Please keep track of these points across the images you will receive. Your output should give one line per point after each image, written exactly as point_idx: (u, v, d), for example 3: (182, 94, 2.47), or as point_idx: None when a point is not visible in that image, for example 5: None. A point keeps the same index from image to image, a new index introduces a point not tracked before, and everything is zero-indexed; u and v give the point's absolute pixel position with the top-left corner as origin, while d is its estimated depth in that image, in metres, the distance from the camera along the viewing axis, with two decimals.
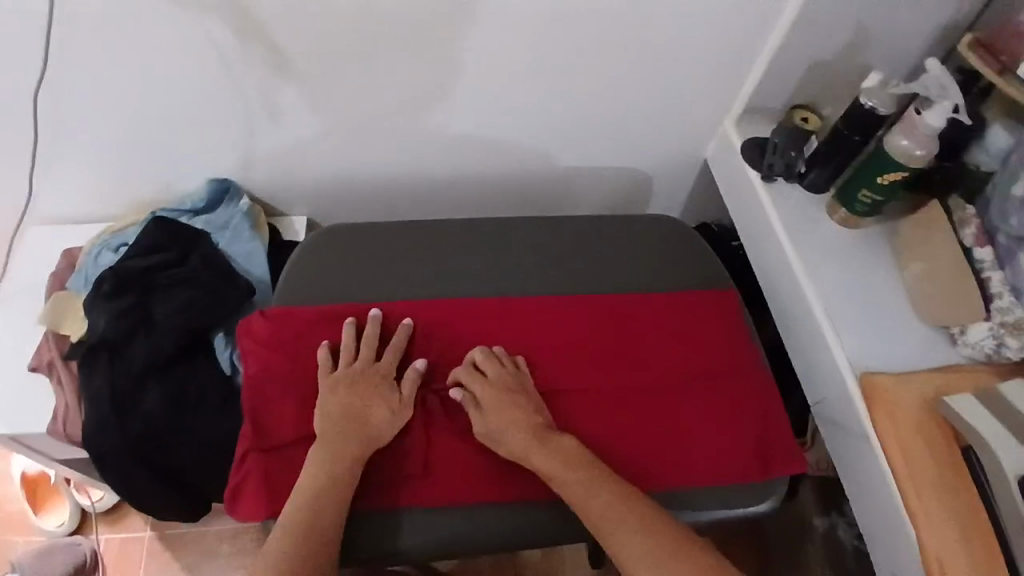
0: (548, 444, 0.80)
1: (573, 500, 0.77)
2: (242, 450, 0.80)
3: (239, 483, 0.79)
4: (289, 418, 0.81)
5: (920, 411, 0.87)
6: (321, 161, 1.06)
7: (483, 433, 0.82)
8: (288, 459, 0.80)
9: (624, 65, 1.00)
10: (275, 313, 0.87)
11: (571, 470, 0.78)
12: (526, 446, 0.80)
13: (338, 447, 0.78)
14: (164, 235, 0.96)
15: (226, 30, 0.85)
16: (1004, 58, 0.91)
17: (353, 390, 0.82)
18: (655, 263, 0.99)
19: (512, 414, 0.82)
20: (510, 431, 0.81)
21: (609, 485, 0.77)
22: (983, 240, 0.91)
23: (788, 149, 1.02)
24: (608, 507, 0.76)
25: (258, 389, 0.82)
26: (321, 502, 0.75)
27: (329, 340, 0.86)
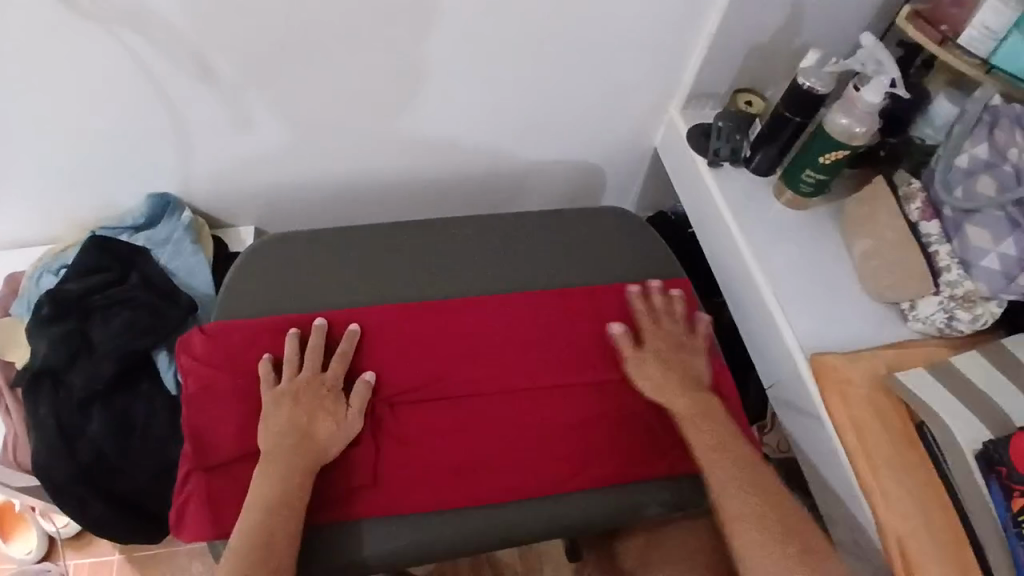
0: (692, 392, 0.86)
1: (698, 449, 0.83)
2: (186, 470, 0.80)
3: (184, 502, 0.79)
4: (234, 434, 0.81)
5: (872, 389, 0.86)
6: (264, 172, 1.05)
7: (633, 370, 0.88)
8: (232, 477, 0.80)
9: (563, 59, 0.99)
10: (214, 330, 0.87)
11: (706, 421, 0.84)
12: (668, 388, 0.86)
13: (288, 461, 0.77)
14: (103, 255, 0.94)
15: (149, 45, 0.83)
16: (944, 28, 0.90)
17: (298, 402, 0.81)
18: (600, 258, 0.99)
19: (668, 357, 0.89)
20: (655, 370, 0.87)
21: (734, 446, 0.82)
22: (930, 214, 0.90)
23: (733, 133, 1.03)
24: (728, 460, 0.81)
25: (199, 408, 0.82)
26: (276, 514, 0.73)
27: (272, 353, 0.86)
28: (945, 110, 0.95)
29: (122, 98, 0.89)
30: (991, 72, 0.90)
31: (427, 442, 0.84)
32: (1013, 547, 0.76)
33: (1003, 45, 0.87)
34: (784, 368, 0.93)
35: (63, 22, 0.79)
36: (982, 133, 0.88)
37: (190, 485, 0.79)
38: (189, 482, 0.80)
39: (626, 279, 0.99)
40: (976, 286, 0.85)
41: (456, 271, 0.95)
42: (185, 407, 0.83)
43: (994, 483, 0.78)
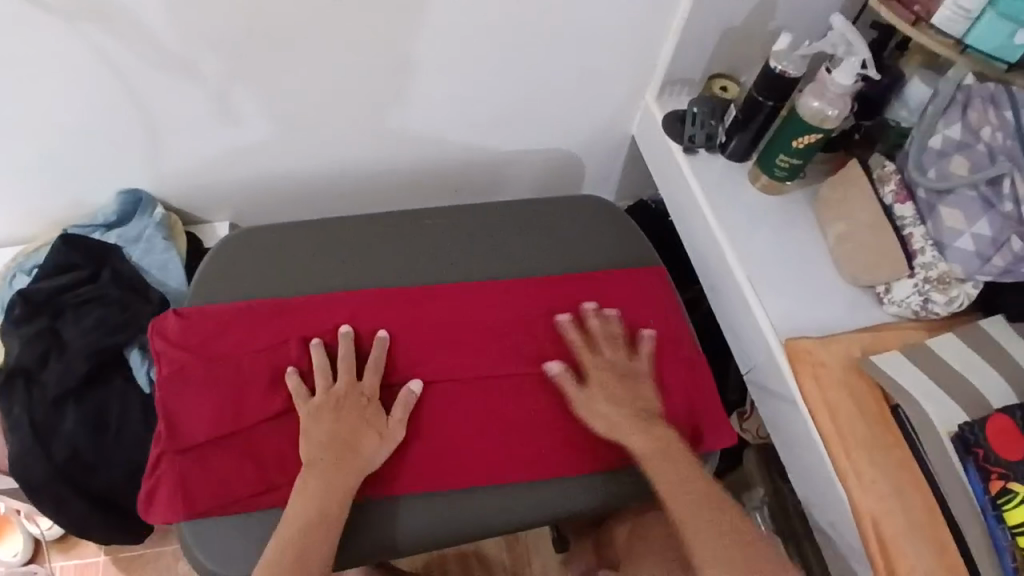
0: (647, 428, 0.83)
1: (663, 491, 0.80)
2: (158, 452, 0.81)
3: (154, 484, 0.80)
4: (208, 419, 0.82)
5: (847, 371, 0.86)
6: (237, 168, 1.04)
7: (585, 409, 0.85)
8: (203, 460, 0.80)
9: (536, 47, 0.98)
10: (190, 314, 0.88)
11: (668, 457, 0.81)
12: (626, 427, 0.83)
13: (333, 476, 0.77)
14: (74, 252, 0.94)
15: (114, 39, 0.82)
16: (916, 8, 0.88)
17: (339, 414, 0.81)
18: (581, 244, 1.00)
19: (618, 391, 0.85)
20: (603, 411, 0.84)
21: (698, 482, 0.80)
22: (904, 196, 0.90)
23: (708, 119, 1.03)
24: (694, 498, 0.79)
25: (172, 391, 0.83)
26: (314, 532, 0.73)
27: (248, 334, 0.87)
28: (920, 92, 0.95)
29: (89, 95, 0.89)
30: (965, 52, 0.88)
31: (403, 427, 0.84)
32: (991, 528, 0.76)
33: (977, 26, 0.85)
34: (758, 351, 0.93)
35: (25, 17, 0.78)
36: (956, 113, 0.88)
37: (162, 467, 0.80)
38: (162, 464, 0.80)
39: (607, 264, 0.99)
40: (951, 267, 0.85)
41: (429, 261, 0.95)
42: (159, 390, 0.84)
43: (970, 466, 0.78)
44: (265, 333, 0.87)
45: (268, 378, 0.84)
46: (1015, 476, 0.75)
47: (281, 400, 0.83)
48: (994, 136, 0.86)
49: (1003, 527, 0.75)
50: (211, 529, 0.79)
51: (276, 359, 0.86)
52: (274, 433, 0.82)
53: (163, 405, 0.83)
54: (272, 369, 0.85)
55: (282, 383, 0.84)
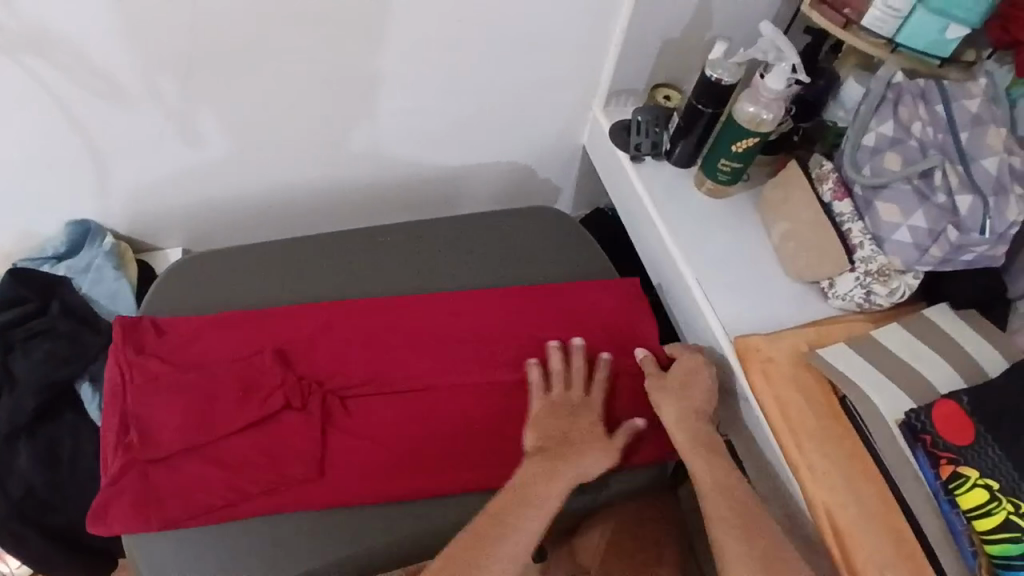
0: (700, 425, 0.87)
1: (698, 480, 0.83)
2: (125, 460, 0.78)
3: (115, 494, 0.77)
4: (179, 428, 0.79)
5: (795, 365, 0.88)
6: (189, 193, 1.05)
7: (656, 393, 0.89)
8: (173, 470, 0.78)
9: (477, 61, 1.00)
10: (166, 325, 0.87)
11: (708, 453, 0.84)
12: (681, 418, 0.86)
13: (549, 473, 0.78)
14: (20, 284, 0.94)
15: (50, 67, 0.83)
16: (847, 11, 0.92)
17: (567, 416, 0.84)
18: (546, 255, 1.02)
19: (686, 385, 0.88)
20: (665, 401, 0.87)
21: (732, 482, 0.82)
22: (842, 193, 0.92)
23: (652, 127, 1.06)
24: (725, 495, 0.81)
25: (144, 400, 0.81)
26: (516, 510, 0.75)
27: (222, 347, 0.86)
28: (853, 92, 0.98)
29: (35, 127, 0.89)
30: (896, 50, 0.93)
31: (374, 437, 0.82)
32: (945, 513, 0.78)
33: (907, 24, 0.89)
34: (711, 352, 0.94)
35: None
36: (886, 110, 0.91)
37: (129, 477, 0.77)
38: (128, 473, 0.77)
39: (569, 272, 1.01)
40: (890, 260, 0.88)
41: (384, 277, 0.95)
42: (129, 399, 0.81)
43: (921, 452, 0.80)
44: (236, 345, 0.86)
45: (239, 387, 0.82)
46: (964, 460, 0.76)
47: (253, 409, 0.81)
48: (925, 131, 0.89)
49: (957, 511, 0.77)
50: (169, 560, 0.76)
51: (244, 369, 0.84)
52: (246, 442, 0.80)
53: (134, 414, 0.80)
54: (245, 378, 0.83)
55: (254, 393, 0.82)
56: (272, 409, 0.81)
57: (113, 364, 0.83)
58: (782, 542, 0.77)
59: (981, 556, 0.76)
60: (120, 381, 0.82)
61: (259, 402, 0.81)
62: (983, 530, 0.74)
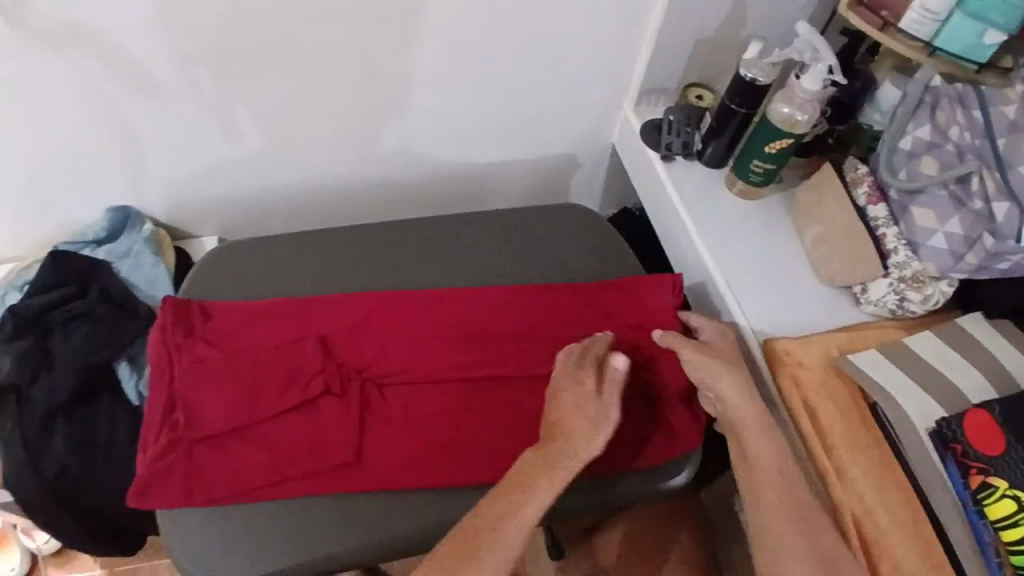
0: (756, 400, 0.84)
1: (755, 459, 0.82)
2: (172, 439, 0.78)
3: (160, 472, 0.77)
4: (225, 410, 0.79)
5: (825, 370, 0.87)
6: (223, 184, 1.06)
7: (700, 367, 0.86)
8: (219, 450, 0.79)
9: (510, 59, 1.00)
10: (211, 308, 0.87)
11: (766, 431, 0.82)
12: (737, 394, 0.84)
13: (549, 456, 0.77)
14: (59, 270, 0.95)
15: (91, 57, 0.84)
16: (884, 13, 0.91)
17: (556, 396, 0.81)
18: (580, 255, 1.02)
19: (730, 363, 0.86)
20: (726, 377, 0.85)
21: (790, 465, 0.81)
22: (877, 198, 0.91)
23: (684, 127, 1.05)
24: (785, 477, 0.80)
25: (190, 380, 0.81)
26: (517, 495, 0.74)
27: (265, 333, 0.86)
28: (890, 95, 0.97)
29: (75, 116, 0.91)
30: (934, 53, 0.90)
31: (413, 427, 0.82)
32: (973, 523, 0.77)
33: (944, 28, 0.87)
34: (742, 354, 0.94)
35: (9, 41, 0.80)
36: (924, 115, 0.91)
37: (174, 454, 0.78)
38: (174, 451, 0.78)
39: (601, 272, 1.01)
40: (925, 266, 0.87)
41: (414, 270, 0.96)
42: (176, 379, 0.82)
43: (951, 462, 0.78)
44: (280, 331, 0.86)
45: (284, 372, 0.83)
46: (995, 471, 0.75)
47: (295, 394, 0.81)
48: (963, 136, 0.87)
49: (986, 522, 0.75)
50: (199, 541, 0.76)
51: (289, 355, 0.84)
52: (289, 426, 0.80)
53: (181, 394, 0.81)
54: (288, 364, 0.83)
55: (297, 378, 0.82)
56: (313, 395, 0.82)
57: (160, 345, 0.83)
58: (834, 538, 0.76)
59: (1007, 568, 0.74)
60: (166, 361, 0.82)
61: (300, 388, 0.82)
62: (1012, 541, 0.72)
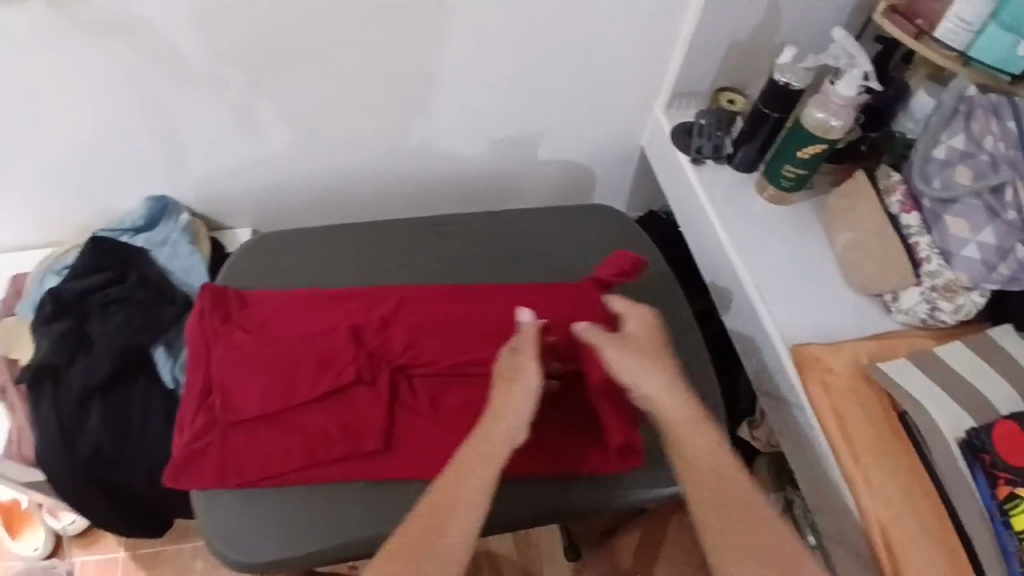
0: (679, 397, 0.75)
1: (687, 465, 0.72)
2: (209, 420, 0.81)
3: (197, 452, 0.79)
4: (259, 394, 0.81)
5: (854, 376, 0.87)
6: (259, 176, 1.08)
7: (617, 363, 0.77)
8: (253, 433, 0.80)
9: (544, 59, 1.01)
10: (247, 295, 0.89)
11: (697, 430, 0.73)
12: (662, 392, 0.76)
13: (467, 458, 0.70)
14: (100, 255, 0.98)
15: (137, 48, 0.86)
16: (919, 22, 0.91)
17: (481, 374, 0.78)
18: (610, 254, 1.02)
19: (649, 357, 0.78)
20: (647, 374, 0.76)
21: (726, 465, 0.72)
22: (910, 206, 0.91)
23: (715, 130, 1.06)
24: (720, 482, 0.70)
25: (226, 364, 0.83)
26: (445, 506, 0.67)
27: (298, 321, 0.88)
28: (924, 104, 0.96)
29: (118, 104, 0.93)
30: (968, 64, 0.90)
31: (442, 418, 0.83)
32: (998, 533, 0.75)
33: (979, 38, 0.87)
34: (770, 359, 0.94)
35: (58, 30, 0.82)
36: (959, 124, 0.90)
37: (211, 436, 0.80)
38: (211, 432, 0.80)
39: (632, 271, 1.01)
40: (957, 276, 0.86)
41: (445, 266, 0.97)
42: (212, 363, 0.83)
43: (979, 474, 0.77)
44: (314, 319, 0.88)
45: (316, 359, 0.84)
46: (1021, 481, 0.75)
47: (327, 381, 0.83)
48: (997, 145, 0.86)
49: (1011, 533, 0.74)
50: (233, 520, 0.78)
51: (321, 343, 0.85)
52: (321, 412, 0.82)
53: (217, 377, 0.82)
54: (320, 352, 0.85)
55: (329, 365, 0.84)
56: (346, 383, 0.83)
57: (198, 329, 0.85)
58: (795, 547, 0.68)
59: None
60: (203, 345, 0.85)
61: (332, 375, 0.83)
62: None
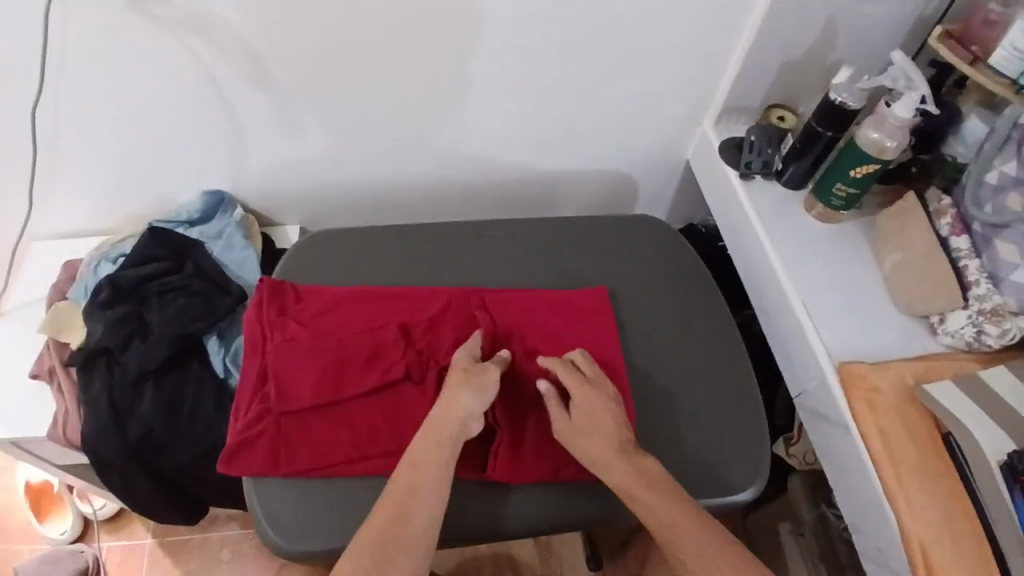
0: (629, 460, 0.77)
1: (648, 524, 0.74)
2: (264, 408, 0.82)
3: (248, 440, 0.80)
4: (311, 385, 0.82)
5: (900, 398, 0.87)
6: (311, 171, 1.10)
7: (564, 433, 0.81)
8: (306, 424, 0.82)
9: (598, 69, 1.02)
10: (305, 290, 0.91)
11: (649, 489, 0.75)
12: (607, 458, 0.78)
13: (411, 478, 0.73)
14: (159, 245, 1.01)
15: (205, 44, 0.88)
16: (974, 48, 0.92)
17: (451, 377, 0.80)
18: (657, 266, 1.02)
19: (595, 422, 0.80)
20: (592, 443, 0.79)
21: (685, 516, 0.73)
22: (960, 229, 0.92)
23: (765, 147, 1.06)
24: (681, 534, 0.72)
25: (281, 356, 0.84)
26: (391, 527, 0.70)
27: (350, 318, 0.89)
28: (976, 129, 0.96)
29: (181, 98, 0.94)
30: (1021, 92, 0.89)
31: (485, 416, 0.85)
32: None
33: None
34: (812, 376, 0.94)
35: (130, 23, 0.84)
36: (1011, 150, 0.88)
37: (263, 424, 0.81)
38: (263, 421, 0.82)
39: (679, 283, 1.01)
40: (1006, 301, 0.86)
41: (495, 269, 0.98)
42: (267, 353, 0.85)
43: (1019, 496, 0.76)
44: (365, 317, 0.89)
45: (366, 355, 0.85)
46: None
47: (377, 376, 0.84)
48: None
49: None
50: (282, 506, 0.79)
51: (372, 339, 0.86)
52: (370, 407, 0.83)
53: (272, 367, 0.84)
54: (370, 348, 0.85)
55: (378, 361, 0.85)
56: (395, 380, 0.84)
57: (255, 319, 0.87)
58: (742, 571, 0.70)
59: None
60: (259, 336, 0.86)
61: (382, 370, 0.84)
62: None
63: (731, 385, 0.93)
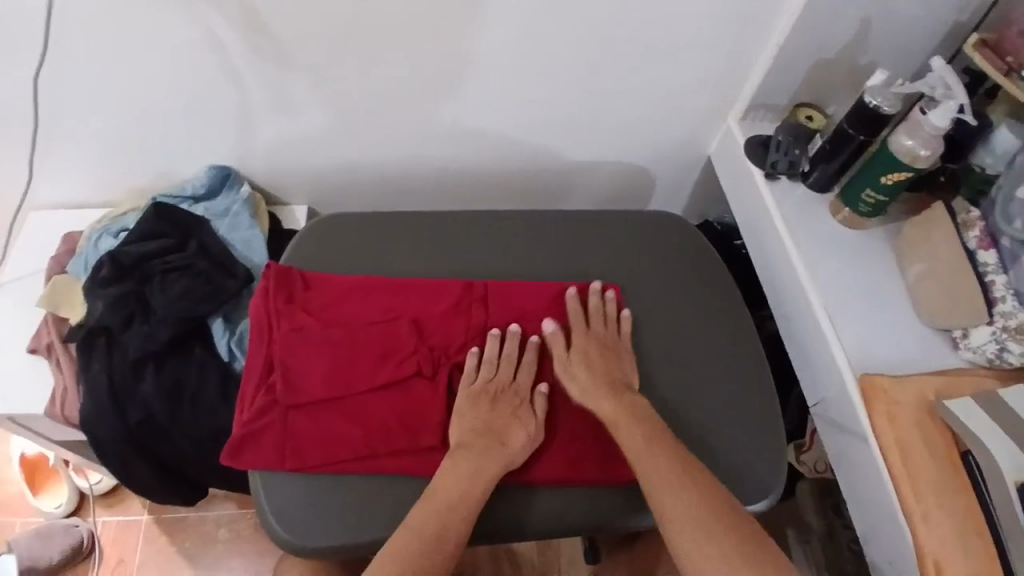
0: (622, 396, 0.83)
1: (627, 450, 0.79)
2: (272, 400, 0.80)
3: (255, 432, 0.79)
4: (322, 380, 0.81)
5: (919, 413, 0.85)
6: (323, 150, 1.06)
7: (562, 368, 0.86)
8: (314, 419, 0.80)
9: (623, 60, 0.98)
10: (314, 280, 0.89)
11: (635, 421, 0.80)
12: (595, 390, 0.83)
13: (452, 496, 0.74)
14: (162, 222, 0.98)
15: (217, 16, 0.84)
16: (1010, 59, 0.88)
17: (495, 407, 0.82)
18: (671, 264, 0.99)
19: (597, 359, 0.86)
20: (585, 372, 0.85)
21: (667, 450, 0.78)
22: (988, 243, 0.88)
23: (792, 147, 1.04)
24: (661, 465, 0.77)
25: (288, 346, 0.82)
26: (440, 548, 0.71)
27: (362, 308, 0.87)
28: (1007, 140, 0.93)
29: (191, 70, 0.90)
30: None
31: None
32: None
33: None
34: (832, 385, 0.93)
35: None
36: None
37: (270, 417, 0.80)
38: (270, 414, 0.80)
39: (694, 282, 0.98)
40: None
41: (508, 263, 0.95)
42: (273, 344, 0.83)
43: None
44: (376, 310, 0.87)
45: (378, 350, 0.83)
46: None
47: (390, 371, 0.82)
48: None
49: None
50: (292, 498, 0.77)
51: (386, 332, 0.84)
52: (382, 400, 0.81)
53: (280, 360, 0.82)
54: (382, 343, 0.83)
55: (390, 356, 0.83)
56: (406, 374, 0.82)
57: (262, 308, 0.85)
58: (712, 489, 0.75)
59: None
60: (266, 325, 0.84)
61: (395, 364, 0.82)
62: None
63: (745, 390, 0.91)
